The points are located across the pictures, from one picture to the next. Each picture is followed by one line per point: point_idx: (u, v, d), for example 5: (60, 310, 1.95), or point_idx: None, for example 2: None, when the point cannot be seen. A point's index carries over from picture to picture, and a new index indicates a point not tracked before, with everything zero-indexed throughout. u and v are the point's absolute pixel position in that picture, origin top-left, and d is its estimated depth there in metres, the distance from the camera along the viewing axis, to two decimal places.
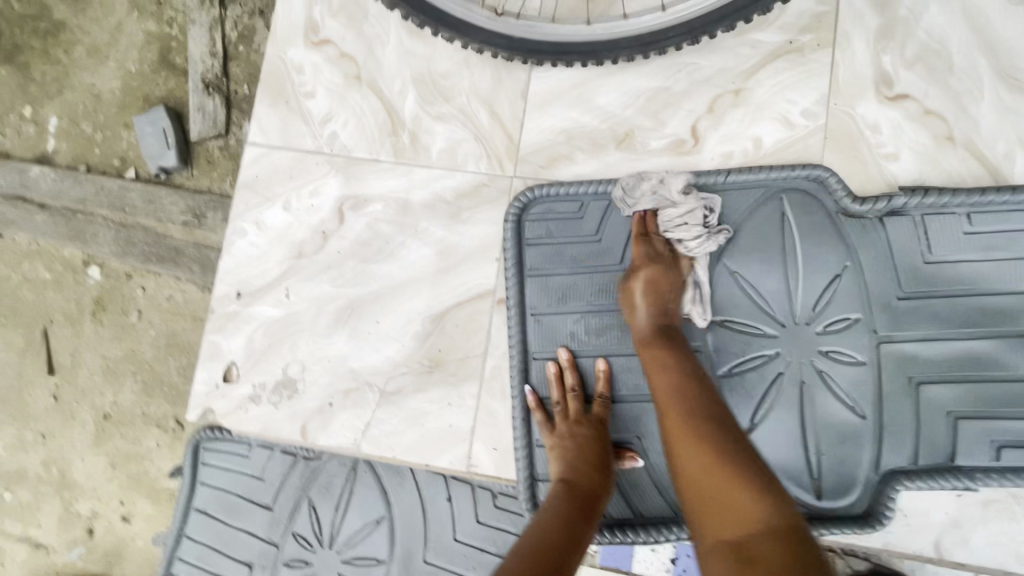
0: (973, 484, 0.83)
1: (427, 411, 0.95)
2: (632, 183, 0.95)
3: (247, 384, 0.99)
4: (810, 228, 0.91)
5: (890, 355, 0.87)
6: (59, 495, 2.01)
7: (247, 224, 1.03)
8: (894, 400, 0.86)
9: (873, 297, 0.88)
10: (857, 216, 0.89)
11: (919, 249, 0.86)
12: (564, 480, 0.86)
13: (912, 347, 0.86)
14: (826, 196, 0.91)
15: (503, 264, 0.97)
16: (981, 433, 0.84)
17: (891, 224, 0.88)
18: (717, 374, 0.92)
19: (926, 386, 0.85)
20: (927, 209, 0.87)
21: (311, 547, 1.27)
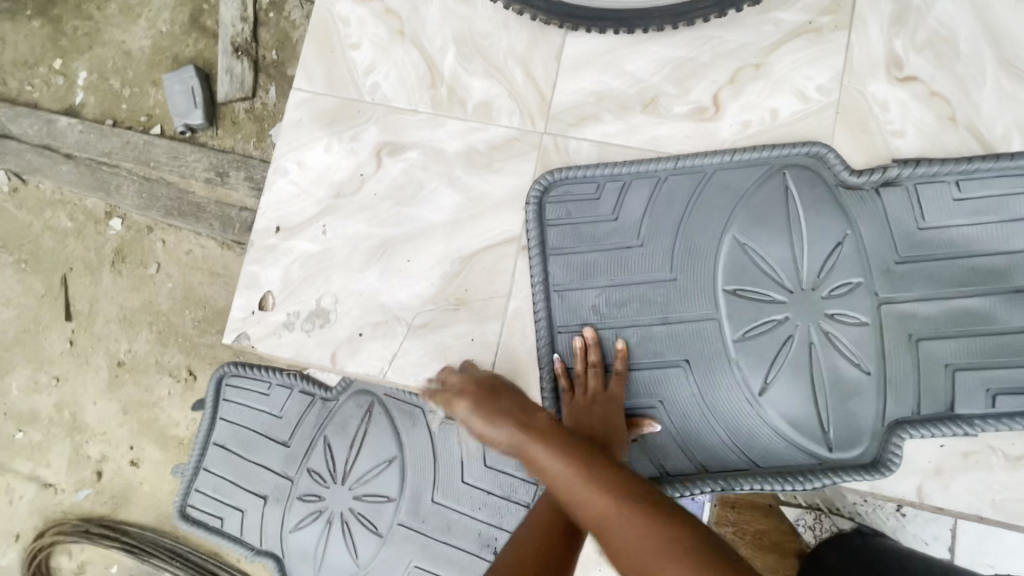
0: (971, 428, 0.89)
1: (451, 345, 1.02)
2: (644, 165, 1.02)
3: (282, 312, 1.06)
4: (811, 202, 0.98)
5: (890, 315, 0.93)
6: (70, 437, 2.06)
7: (288, 164, 1.10)
8: (897, 356, 0.92)
9: (873, 261, 0.94)
10: (856, 188, 0.97)
11: (913, 216, 0.94)
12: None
13: (909, 305, 0.92)
14: (825, 171, 0.99)
15: (526, 246, 1.03)
16: (977, 382, 0.90)
17: (888, 193, 0.96)
18: (731, 340, 0.96)
19: (925, 342, 0.91)
20: (919, 178, 0.95)
21: (325, 483, 1.33)
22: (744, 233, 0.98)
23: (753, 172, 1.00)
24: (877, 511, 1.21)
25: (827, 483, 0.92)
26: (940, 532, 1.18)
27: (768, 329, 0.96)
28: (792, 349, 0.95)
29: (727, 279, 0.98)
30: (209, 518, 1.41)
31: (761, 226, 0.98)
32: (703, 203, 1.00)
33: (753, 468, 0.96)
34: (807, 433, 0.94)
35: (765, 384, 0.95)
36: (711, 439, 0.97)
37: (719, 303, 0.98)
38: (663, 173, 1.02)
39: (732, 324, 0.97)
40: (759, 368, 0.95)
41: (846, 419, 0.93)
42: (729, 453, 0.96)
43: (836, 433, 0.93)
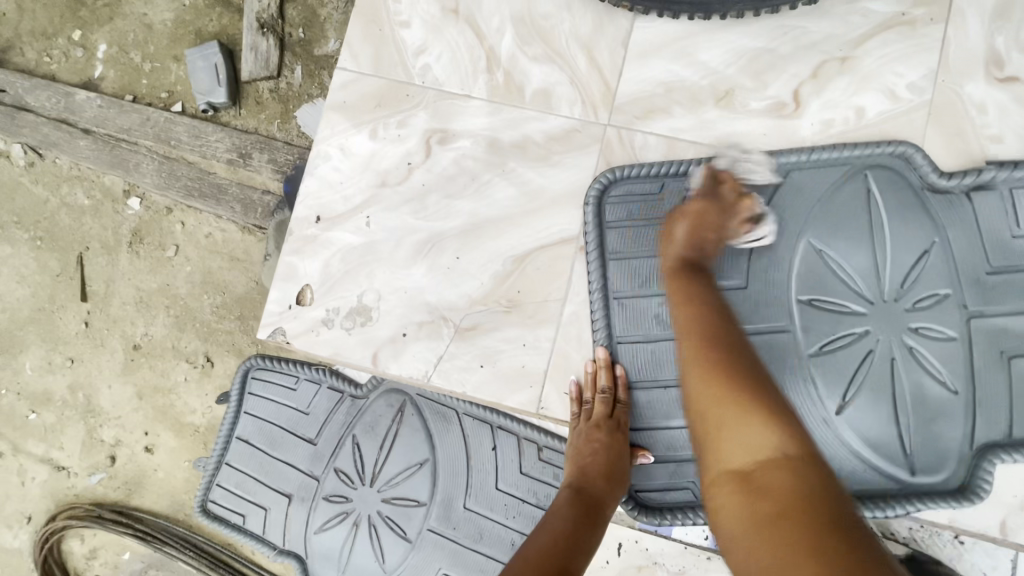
0: None
1: (501, 350, 0.95)
2: (710, 163, 0.94)
3: (321, 308, 1.00)
4: (896, 205, 0.90)
5: (981, 330, 0.86)
6: (83, 420, 2.02)
7: (331, 149, 1.04)
8: (988, 375, 0.85)
9: (963, 272, 0.87)
10: (944, 191, 0.89)
11: (1008, 224, 0.86)
12: (573, 482, 0.87)
13: (1003, 320, 0.85)
14: (911, 172, 0.91)
15: (584, 252, 0.95)
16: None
17: (979, 198, 0.88)
18: (806, 355, 0.90)
19: (1021, 360, 0.84)
20: (1015, 183, 0.88)
21: (352, 484, 1.28)
22: (821, 238, 0.91)
23: (833, 172, 0.92)
24: (932, 537, 1.12)
25: (906, 509, 0.86)
26: (1002, 562, 1.07)
27: (848, 343, 0.89)
28: (873, 366, 0.88)
29: (801, 289, 0.91)
30: (230, 515, 1.36)
31: (839, 231, 0.91)
32: (777, 206, 0.93)
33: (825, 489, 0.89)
34: (887, 454, 0.87)
35: (842, 403, 0.88)
36: None
37: (793, 315, 0.91)
38: (731, 170, 0.93)
39: (807, 338, 0.90)
40: (836, 386, 0.89)
41: (931, 442, 0.86)
42: None
43: (919, 455, 0.86)
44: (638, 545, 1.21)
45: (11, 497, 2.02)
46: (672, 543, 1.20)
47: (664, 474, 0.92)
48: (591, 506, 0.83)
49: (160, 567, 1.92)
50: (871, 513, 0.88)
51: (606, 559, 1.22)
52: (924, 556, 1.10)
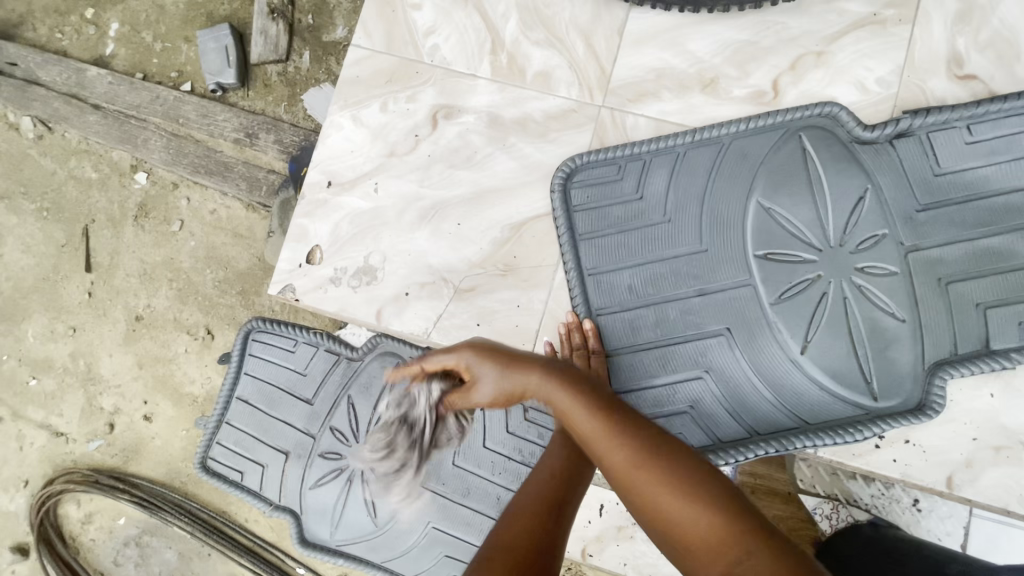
0: (1009, 362, 0.90)
1: (496, 310, 1.03)
2: (662, 141, 1.02)
3: (329, 267, 1.06)
4: (830, 159, 0.99)
5: (918, 261, 0.95)
6: (84, 388, 2.06)
7: (343, 120, 1.11)
8: (929, 301, 0.94)
9: (894, 211, 0.96)
10: (871, 142, 0.98)
11: (929, 164, 0.96)
12: (564, 429, 0.95)
13: (936, 250, 0.94)
14: (839, 129, 1.00)
15: (554, 233, 1.03)
16: (1013, 316, 0.91)
17: (902, 145, 0.97)
18: (770, 305, 0.98)
19: (955, 284, 0.93)
20: (930, 128, 0.97)
21: (347, 442, 1.34)
22: (766, 197, 0.99)
23: (770, 138, 1.01)
24: (893, 504, 1.22)
25: (876, 432, 0.93)
26: (955, 528, 1.19)
27: (804, 289, 0.98)
28: (828, 306, 0.97)
29: (757, 245, 0.99)
30: (228, 472, 1.40)
31: (783, 187, 0.99)
32: (723, 172, 1.01)
33: (801, 425, 0.96)
34: (852, 385, 0.96)
35: (805, 344, 0.97)
36: (758, 401, 0.97)
37: (751, 269, 0.99)
38: (682, 147, 1.02)
39: (768, 289, 0.98)
40: (799, 328, 0.97)
41: (887, 368, 0.95)
42: (776, 413, 0.97)
43: (877, 382, 0.95)
44: (619, 506, 1.29)
45: (9, 461, 2.05)
46: None
47: None
48: (583, 447, 0.92)
49: (154, 533, 1.97)
50: (847, 440, 0.94)
51: (589, 519, 1.29)
52: (883, 518, 1.21)
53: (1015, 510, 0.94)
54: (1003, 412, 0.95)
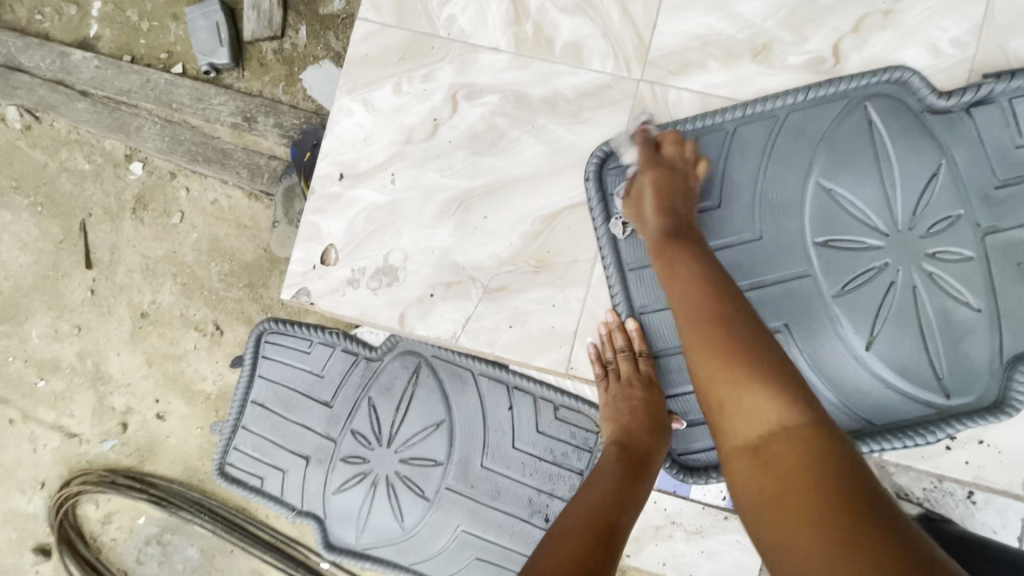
0: None
1: (530, 311, 0.94)
2: (710, 118, 0.93)
3: (345, 268, 0.97)
4: (899, 132, 0.88)
5: (997, 245, 0.86)
6: (93, 388, 2.01)
7: (353, 103, 1.00)
8: (1008, 289, 0.85)
9: (971, 189, 0.86)
10: (945, 112, 0.88)
11: (1011, 135, 0.85)
12: (618, 441, 0.87)
13: (1017, 232, 0.85)
14: (909, 97, 0.89)
15: (591, 224, 0.94)
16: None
17: (980, 114, 0.87)
18: (832, 297, 0.90)
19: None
20: (1014, 93, 0.86)
21: (369, 445, 1.28)
22: (828, 176, 0.89)
23: (830, 110, 0.91)
24: (946, 497, 1.18)
25: (948, 433, 0.88)
26: (1012, 521, 1.13)
27: (869, 279, 0.89)
28: (896, 296, 0.88)
29: (816, 231, 0.90)
30: (248, 477, 1.35)
31: (845, 165, 0.89)
32: (780, 150, 0.91)
33: (865, 427, 0.91)
34: (921, 383, 0.88)
35: (871, 338, 0.89)
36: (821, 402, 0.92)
37: (811, 258, 0.90)
38: (731, 124, 0.93)
39: (829, 280, 0.90)
40: (865, 321, 0.89)
41: (961, 362, 0.87)
42: (839, 414, 0.92)
43: (950, 379, 0.88)
44: (656, 505, 1.23)
45: (23, 464, 2.01)
46: (690, 503, 1.22)
47: (702, 434, 0.94)
48: (637, 463, 0.84)
49: (175, 531, 1.95)
50: (916, 441, 0.89)
51: None
52: (935, 512, 1.17)
53: None
54: None
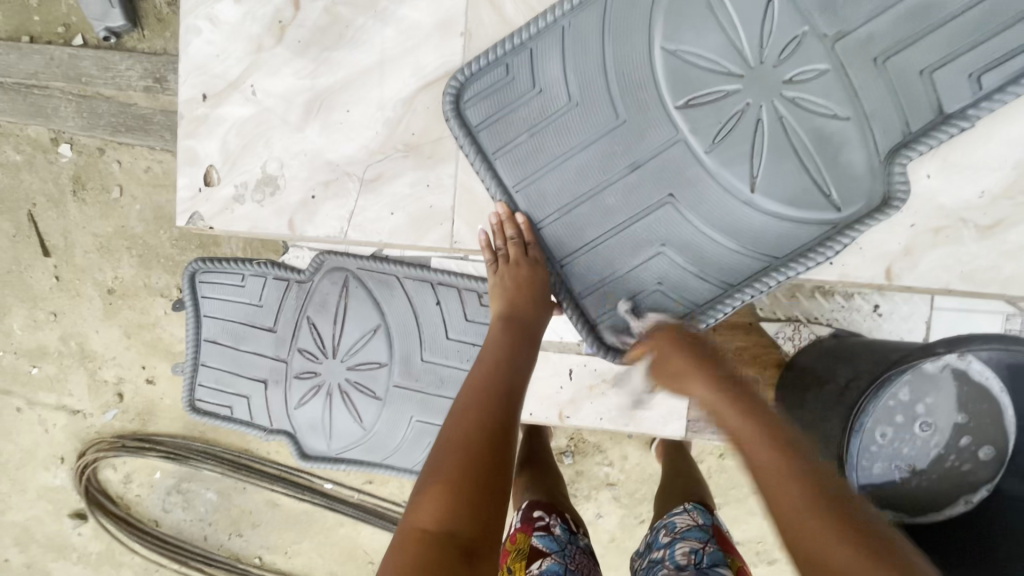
0: (966, 122, 0.84)
1: (409, 195, 0.98)
2: (541, 19, 0.93)
3: (229, 185, 1.01)
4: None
5: (849, 48, 0.86)
6: (83, 366, 2.13)
7: (199, 21, 0.99)
8: (871, 86, 0.86)
9: (809, 3, 0.87)
10: None
11: None
12: (506, 316, 0.95)
13: (864, 29, 0.85)
14: None
15: (465, 160, 0.97)
16: (958, 72, 0.84)
17: None
18: (705, 153, 0.91)
19: (891, 59, 0.85)
20: None
21: (317, 359, 1.37)
22: (669, 39, 0.90)
23: None
24: (855, 315, 1.23)
25: (848, 242, 0.89)
26: (916, 325, 1.20)
27: (736, 124, 0.90)
28: (765, 132, 0.89)
29: (674, 95, 0.91)
30: (218, 408, 1.46)
31: (684, 23, 0.90)
32: (616, 26, 0.91)
33: (772, 263, 0.92)
34: (813, 206, 0.89)
35: (753, 182, 0.90)
36: (722, 256, 0.93)
37: (677, 124, 0.91)
38: (565, 16, 0.93)
39: (698, 138, 0.91)
40: (742, 168, 0.90)
41: (843, 175, 0.89)
42: (743, 261, 0.93)
43: (838, 192, 0.89)
44: (586, 367, 1.32)
45: (41, 444, 2.18)
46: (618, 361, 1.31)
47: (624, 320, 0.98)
48: (525, 331, 0.93)
49: (191, 479, 2.13)
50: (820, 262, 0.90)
51: (562, 385, 1.33)
52: (845, 330, 1.22)
53: (955, 288, 0.93)
54: (940, 192, 0.91)
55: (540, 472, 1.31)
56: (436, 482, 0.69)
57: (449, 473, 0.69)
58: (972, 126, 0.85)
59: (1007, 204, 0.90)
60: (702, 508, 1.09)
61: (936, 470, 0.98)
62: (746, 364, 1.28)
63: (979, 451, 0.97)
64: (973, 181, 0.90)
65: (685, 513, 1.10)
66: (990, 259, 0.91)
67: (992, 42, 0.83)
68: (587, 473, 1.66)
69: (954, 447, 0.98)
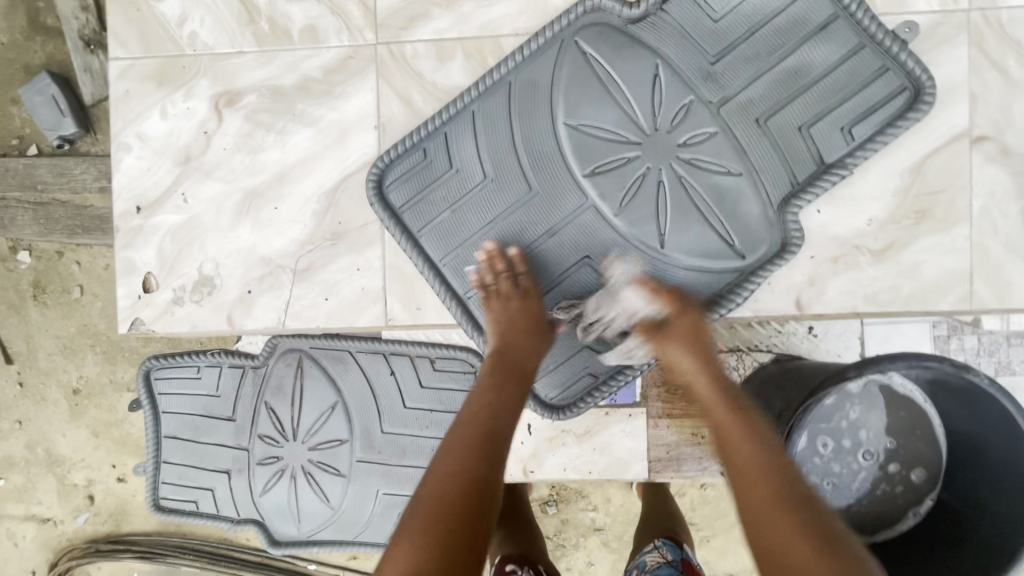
0: (845, 169, 0.93)
1: (340, 280, 1.02)
2: (451, 107, 1.00)
3: (168, 289, 1.04)
4: (613, 53, 0.97)
5: (732, 112, 0.95)
6: (51, 472, 2.07)
7: (129, 139, 1.05)
8: (756, 144, 0.94)
9: (692, 74, 0.96)
10: (643, 18, 0.97)
11: (705, 14, 0.95)
12: (499, 350, 0.93)
13: (744, 94, 0.94)
14: (611, 18, 0.98)
15: (394, 241, 1.02)
16: (832, 125, 0.93)
17: (673, 7, 0.96)
18: (615, 216, 0.98)
19: (771, 118, 0.94)
20: None
21: (279, 443, 1.37)
22: (571, 115, 0.98)
23: (549, 56, 0.99)
24: (792, 337, 1.26)
25: (754, 286, 0.95)
26: (850, 342, 1.25)
27: (640, 186, 0.97)
28: (668, 192, 0.96)
29: (581, 165, 0.98)
30: (183, 505, 1.44)
31: (582, 100, 0.98)
32: (521, 107, 0.99)
33: None
34: (719, 255, 0.96)
35: (662, 237, 0.97)
36: None
37: (586, 191, 0.98)
38: (473, 101, 1.00)
39: (607, 202, 0.98)
40: (650, 226, 0.97)
41: (742, 225, 0.96)
42: None
43: (740, 241, 0.96)
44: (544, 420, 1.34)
45: (12, 559, 2.10)
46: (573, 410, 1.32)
47: (557, 376, 1.03)
48: (522, 364, 0.91)
49: None
50: (730, 307, 0.97)
51: (522, 440, 1.34)
52: (784, 354, 1.24)
53: (864, 310, 0.98)
54: (833, 224, 0.98)
55: (507, 525, 1.30)
56: (422, 525, 0.70)
57: (429, 521, 0.70)
58: (851, 172, 0.94)
59: (895, 228, 0.97)
60: (671, 544, 1.13)
61: (868, 494, 1.01)
62: (697, 399, 1.31)
63: (910, 475, 1.01)
64: (860, 211, 0.97)
65: (655, 549, 1.14)
66: (890, 280, 0.97)
67: (859, 96, 0.92)
68: (573, 521, 1.65)
69: (886, 474, 1.01)
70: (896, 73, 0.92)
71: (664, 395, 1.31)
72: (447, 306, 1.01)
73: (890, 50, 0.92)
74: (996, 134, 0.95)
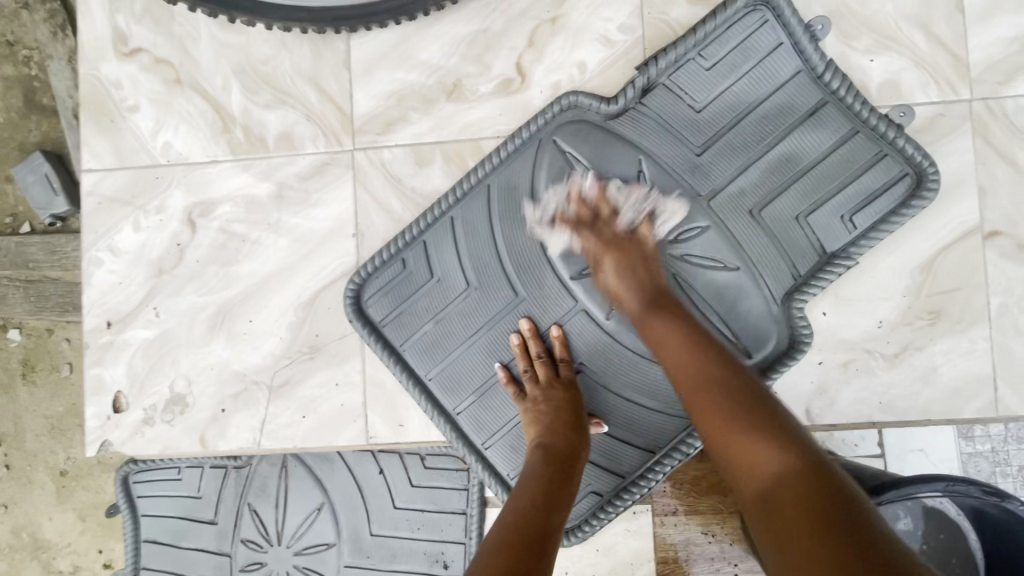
0: (849, 259, 0.87)
1: (318, 396, 0.97)
2: (429, 214, 0.95)
3: (138, 409, 1.00)
4: (594, 152, 0.93)
5: (722, 206, 0.90)
6: (36, 558, 1.75)
7: (101, 253, 1.02)
8: (751, 237, 0.89)
9: (678, 169, 0.91)
10: (622, 113, 0.93)
11: (686, 105, 0.91)
12: (540, 443, 0.85)
13: (734, 185, 0.89)
14: (587, 114, 0.94)
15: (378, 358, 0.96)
16: (831, 214, 0.88)
17: (651, 100, 0.92)
18: (607, 321, 0.92)
19: (765, 209, 0.89)
20: (669, 71, 0.92)
21: (262, 548, 1.30)
22: (553, 217, 0.93)
23: (526, 156, 0.95)
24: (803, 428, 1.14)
25: None
26: (868, 432, 1.14)
27: None
28: None
29: (568, 268, 0.93)
30: None
31: (563, 199, 0.93)
32: (500, 209, 0.94)
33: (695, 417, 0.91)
34: None
35: None
36: (643, 418, 0.92)
37: (575, 295, 0.93)
38: (452, 205, 0.96)
39: (598, 304, 0.92)
40: None
41: (745, 323, 0.90)
42: (665, 419, 0.92)
43: (744, 338, 0.90)
44: None
45: None
46: None
47: None
48: (564, 457, 0.82)
49: None
50: None
51: None
52: None
53: (880, 419, 0.91)
54: (841, 327, 0.91)
55: None
56: None
57: None
58: (858, 261, 0.88)
59: (907, 330, 0.90)
60: None
61: None
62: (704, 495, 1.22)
63: None
64: (868, 312, 0.91)
65: None
66: (907, 386, 0.90)
67: (856, 184, 0.87)
68: None
69: None
70: (895, 159, 0.87)
71: (669, 490, 1.22)
72: (438, 424, 0.95)
73: (885, 135, 0.87)
74: (1010, 229, 0.89)
